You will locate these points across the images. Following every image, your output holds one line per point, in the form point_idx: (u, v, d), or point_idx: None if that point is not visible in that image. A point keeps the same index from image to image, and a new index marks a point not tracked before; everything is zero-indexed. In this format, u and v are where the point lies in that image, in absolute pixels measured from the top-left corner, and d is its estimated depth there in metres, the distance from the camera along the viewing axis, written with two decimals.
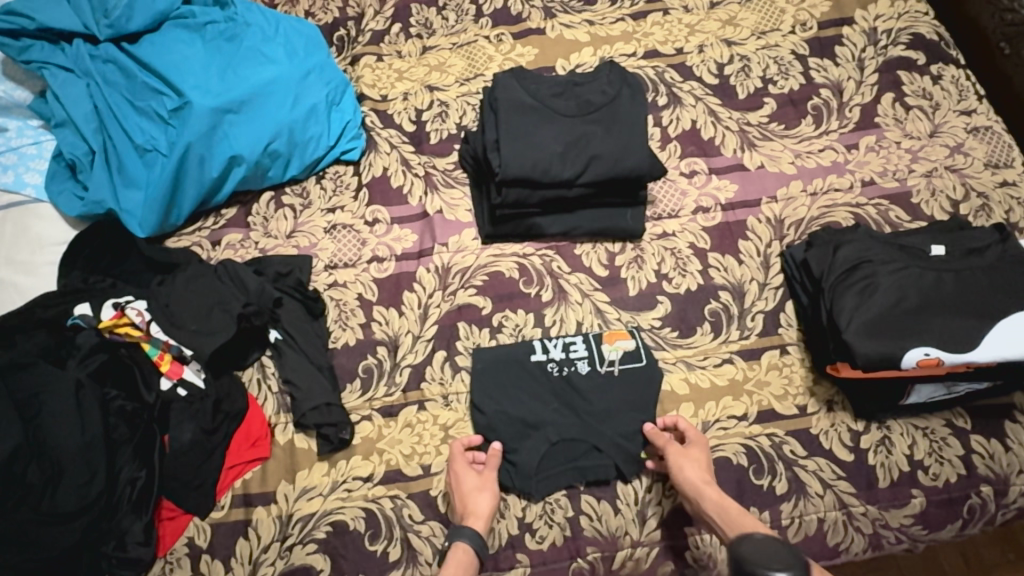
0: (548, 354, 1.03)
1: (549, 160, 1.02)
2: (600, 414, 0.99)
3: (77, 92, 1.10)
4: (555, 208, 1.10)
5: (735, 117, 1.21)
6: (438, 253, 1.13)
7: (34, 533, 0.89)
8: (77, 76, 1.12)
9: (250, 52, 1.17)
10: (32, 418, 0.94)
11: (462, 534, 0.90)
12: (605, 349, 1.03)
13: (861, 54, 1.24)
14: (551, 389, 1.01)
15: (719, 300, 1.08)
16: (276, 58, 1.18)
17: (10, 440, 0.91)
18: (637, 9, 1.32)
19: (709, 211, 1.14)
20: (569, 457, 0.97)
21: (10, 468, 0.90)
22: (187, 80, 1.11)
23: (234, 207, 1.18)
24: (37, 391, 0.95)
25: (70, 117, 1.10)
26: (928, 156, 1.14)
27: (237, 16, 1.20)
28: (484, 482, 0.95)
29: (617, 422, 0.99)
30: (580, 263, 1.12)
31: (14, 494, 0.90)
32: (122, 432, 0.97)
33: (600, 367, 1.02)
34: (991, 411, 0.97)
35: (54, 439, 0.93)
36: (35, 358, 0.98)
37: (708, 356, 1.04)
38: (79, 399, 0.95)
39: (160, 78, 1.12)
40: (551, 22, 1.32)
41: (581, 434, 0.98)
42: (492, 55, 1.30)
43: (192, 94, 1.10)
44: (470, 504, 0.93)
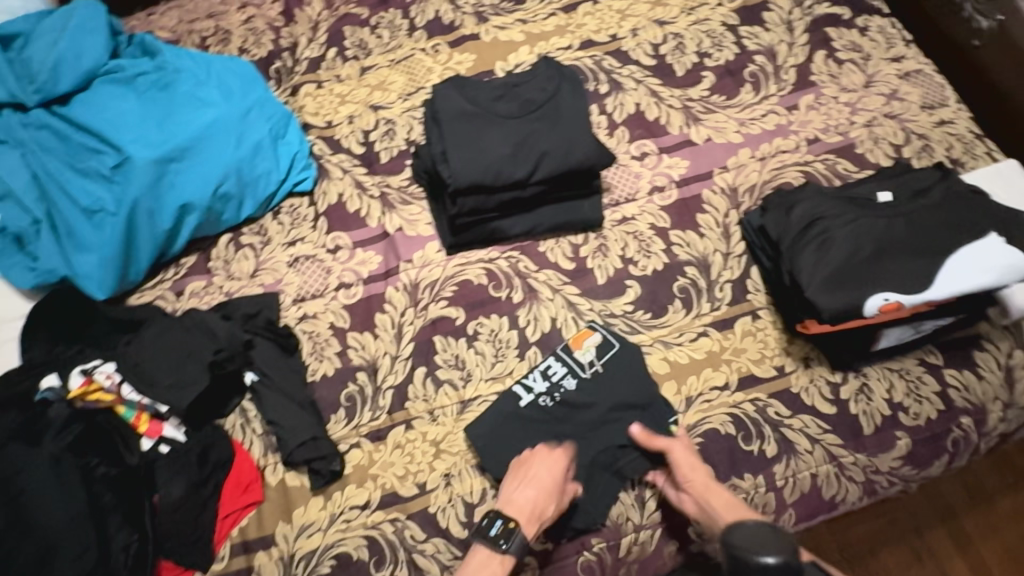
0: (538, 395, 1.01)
1: (499, 164, 1.02)
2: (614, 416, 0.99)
3: (14, 162, 1.08)
4: (513, 209, 1.11)
5: (676, 95, 1.23)
6: (404, 271, 1.14)
7: None
8: (11, 147, 1.10)
9: (186, 98, 1.16)
10: (16, 496, 0.92)
11: (513, 541, 0.89)
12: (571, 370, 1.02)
13: (789, 16, 1.26)
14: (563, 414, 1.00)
15: (686, 276, 1.09)
16: (212, 99, 1.17)
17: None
18: (566, 2, 1.33)
19: (665, 189, 1.16)
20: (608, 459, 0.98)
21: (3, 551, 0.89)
22: (126, 136, 1.09)
23: (193, 255, 1.17)
24: (16, 470, 0.93)
25: (9, 189, 1.08)
26: (866, 106, 1.17)
27: (167, 63, 1.18)
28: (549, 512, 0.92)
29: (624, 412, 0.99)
30: (546, 260, 1.12)
31: None
32: (108, 496, 0.95)
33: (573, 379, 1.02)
34: (960, 344, 1.00)
35: (41, 515, 0.91)
36: (7, 437, 0.95)
37: (683, 333, 1.05)
38: (62, 473, 0.94)
39: (97, 137, 1.10)
40: (484, 26, 1.32)
41: (602, 442, 0.98)
42: (431, 67, 1.30)
43: (131, 148, 1.08)
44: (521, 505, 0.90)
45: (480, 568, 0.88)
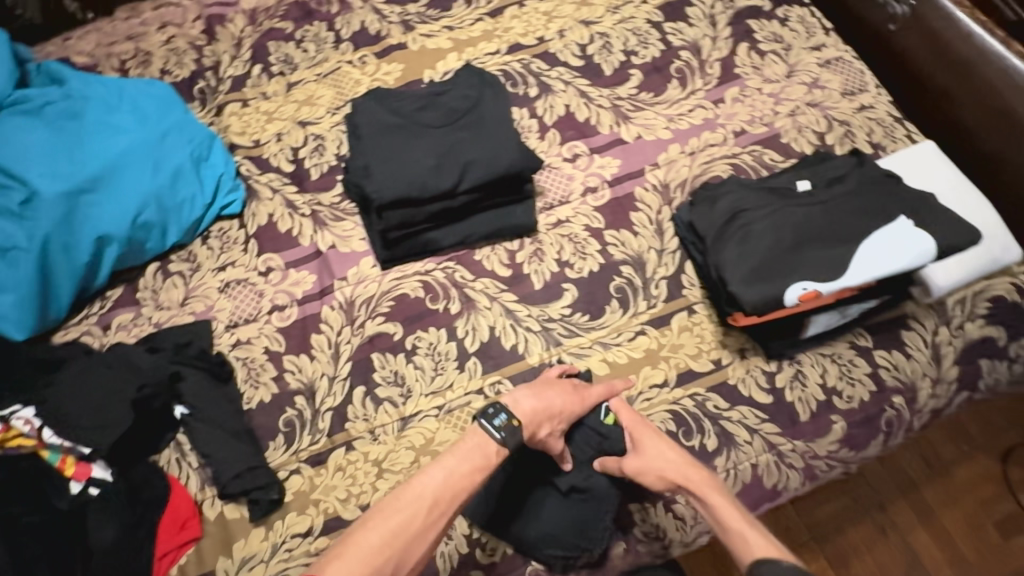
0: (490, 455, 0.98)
1: (423, 175, 1.00)
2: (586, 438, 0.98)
3: None
4: (445, 220, 1.09)
5: (605, 95, 1.23)
6: (339, 289, 1.11)
7: None
8: None
9: (97, 126, 1.12)
10: None
11: (511, 439, 0.89)
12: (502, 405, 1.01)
13: (711, 10, 1.27)
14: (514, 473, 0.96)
15: (622, 275, 1.09)
16: (126, 125, 1.13)
17: None
18: (492, 6, 1.32)
19: (597, 190, 1.16)
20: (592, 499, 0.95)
21: None
22: (33, 169, 1.05)
23: (120, 286, 1.13)
24: None
25: None
26: (789, 96, 1.18)
27: (75, 91, 1.14)
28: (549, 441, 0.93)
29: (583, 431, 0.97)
30: (482, 268, 1.11)
31: None
32: (32, 547, 0.90)
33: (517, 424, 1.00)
34: (888, 325, 1.02)
35: None
36: None
37: (621, 333, 1.05)
38: None
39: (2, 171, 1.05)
40: (411, 35, 1.31)
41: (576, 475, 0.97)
42: (359, 79, 1.28)
43: (39, 182, 1.04)
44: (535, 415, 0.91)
45: (476, 449, 0.88)
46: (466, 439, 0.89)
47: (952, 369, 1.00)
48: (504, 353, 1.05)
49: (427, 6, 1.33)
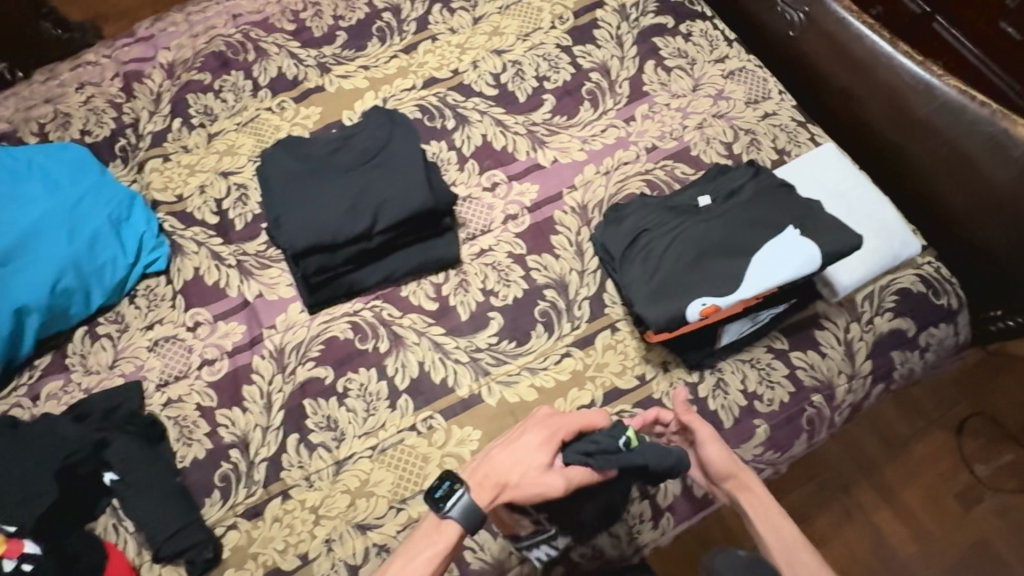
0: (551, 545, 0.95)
1: (336, 221, 1.01)
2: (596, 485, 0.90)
3: None
4: (367, 259, 1.10)
5: (520, 121, 1.25)
6: (269, 337, 1.12)
7: None
8: None
9: (6, 198, 1.13)
10: None
11: (459, 508, 0.83)
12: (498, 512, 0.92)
13: (617, 31, 1.31)
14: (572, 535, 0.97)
15: (546, 299, 1.11)
16: (37, 195, 1.14)
17: None
18: (406, 42, 1.34)
19: (518, 216, 1.18)
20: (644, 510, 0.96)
21: None
22: None
23: (47, 354, 1.12)
24: None
25: None
26: (696, 109, 1.22)
27: None
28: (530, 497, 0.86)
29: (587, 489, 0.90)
30: (409, 304, 1.13)
31: None
32: None
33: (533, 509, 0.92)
34: (802, 326, 1.05)
35: None
36: None
37: (547, 357, 1.07)
38: None
39: None
40: (328, 77, 1.32)
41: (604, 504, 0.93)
42: (279, 125, 1.29)
43: None
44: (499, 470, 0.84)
45: (429, 537, 0.84)
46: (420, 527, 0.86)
47: (865, 364, 1.04)
48: (435, 387, 1.07)
49: (342, 47, 1.35)
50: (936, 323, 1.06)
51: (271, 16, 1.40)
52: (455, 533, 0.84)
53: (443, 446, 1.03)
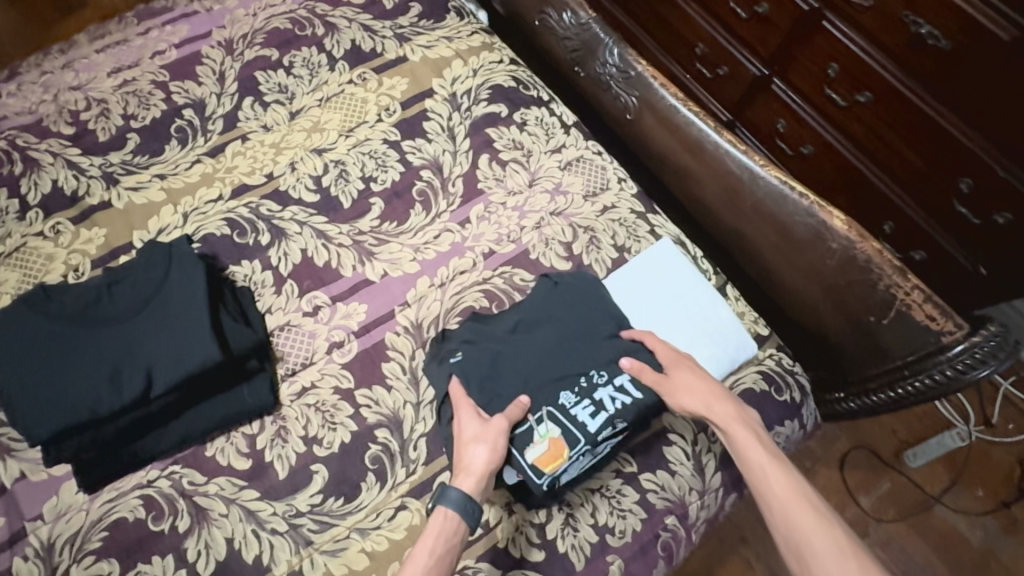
0: (603, 387, 0.97)
1: (96, 394, 0.87)
2: (507, 366, 0.99)
3: None
4: (148, 424, 0.94)
5: (345, 231, 1.13)
6: (34, 531, 0.91)
7: None
8: None
9: None
10: None
11: (449, 494, 0.87)
12: (533, 456, 0.92)
13: (449, 123, 1.23)
14: (608, 366, 0.99)
15: (377, 442, 0.99)
16: None
17: None
18: (212, 144, 1.19)
19: (344, 344, 1.05)
20: (583, 307, 1.04)
21: None
22: None
23: None
24: None
25: None
26: (533, 207, 1.15)
27: None
28: (482, 425, 0.92)
29: (502, 376, 0.98)
30: (215, 466, 0.96)
31: None
32: None
33: (536, 416, 0.95)
34: (648, 444, 1.00)
35: None
36: None
37: (380, 513, 0.95)
38: None
39: None
40: (116, 190, 1.14)
41: (575, 359, 0.99)
42: (52, 253, 1.09)
43: None
44: (462, 455, 0.90)
45: (443, 523, 0.86)
46: (434, 523, 0.86)
47: (715, 476, 1.00)
48: (247, 568, 0.91)
49: (133, 152, 1.17)
50: (781, 421, 1.05)
51: (45, 117, 1.20)
52: (456, 521, 0.86)
53: None
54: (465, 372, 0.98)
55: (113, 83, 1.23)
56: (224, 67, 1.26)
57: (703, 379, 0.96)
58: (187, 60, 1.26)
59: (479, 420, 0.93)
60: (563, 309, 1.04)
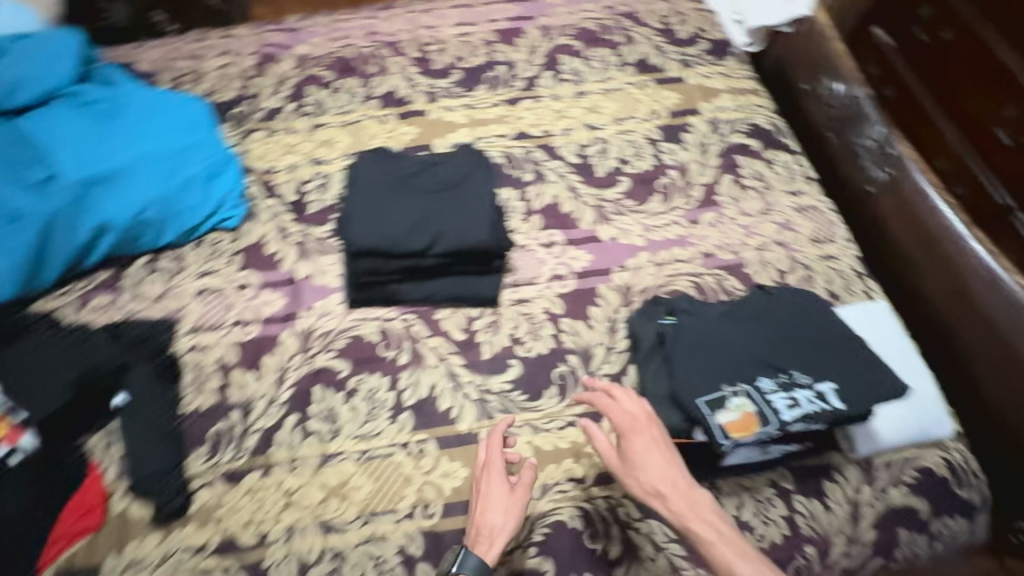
0: (804, 388, 0.98)
1: (401, 234, 1.11)
2: (710, 338, 1.06)
3: None
4: (414, 275, 1.17)
5: (592, 194, 1.32)
6: (303, 317, 1.18)
7: None
8: None
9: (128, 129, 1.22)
10: None
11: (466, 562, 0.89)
12: (723, 420, 0.95)
13: (705, 140, 1.39)
14: (811, 371, 1.01)
15: (567, 363, 1.13)
16: (152, 133, 1.23)
17: None
18: (511, 95, 1.46)
19: (564, 278, 1.23)
20: (796, 315, 1.08)
21: None
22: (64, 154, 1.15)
23: (108, 271, 1.20)
24: None
25: None
26: (760, 231, 1.26)
27: (122, 96, 1.26)
28: (510, 490, 0.98)
29: (705, 345, 1.05)
30: (439, 327, 1.17)
31: None
32: None
33: (732, 389, 0.98)
34: (811, 471, 1.03)
35: None
36: None
37: (553, 420, 1.08)
38: None
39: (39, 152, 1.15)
40: (433, 105, 1.44)
41: (778, 354, 1.03)
42: (376, 133, 1.41)
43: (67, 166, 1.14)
44: (484, 519, 0.94)
45: None
46: None
47: (869, 531, 1.00)
48: (438, 413, 1.08)
49: (453, 83, 1.48)
50: (951, 513, 1.02)
51: (401, 41, 1.56)
52: None
53: (428, 473, 1.03)
54: (675, 334, 1.09)
55: (455, 31, 1.57)
56: (537, 44, 1.55)
57: (662, 461, 0.93)
58: (512, 30, 1.57)
59: (508, 490, 0.97)
60: (776, 312, 1.09)
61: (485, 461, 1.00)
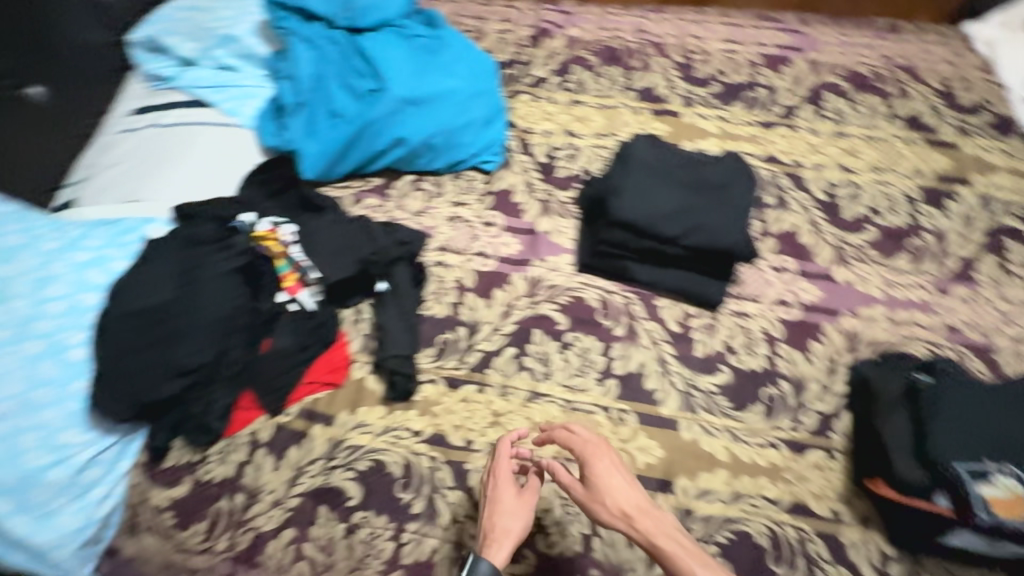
0: None
1: (660, 218, 1.16)
2: (978, 406, 0.98)
3: (307, 57, 1.34)
4: (650, 258, 1.22)
5: (835, 233, 1.29)
6: (534, 265, 1.27)
7: (147, 370, 1.00)
8: (310, 47, 1.35)
9: (441, 65, 1.35)
10: (187, 282, 1.06)
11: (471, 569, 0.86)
12: (987, 493, 0.90)
13: (970, 213, 1.31)
14: None
15: (778, 387, 1.12)
16: (456, 74, 1.35)
17: (165, 293, 1.03)
18: (767, 119, 1.47)
19: (790, 305, 1.21)
20: None
21: (163, 320, 1.02)
22: (388, 71, 1.30)
23: (381, 179, 1.39)
24: (194, 263, 1.08)
25: (295, 74, 1.33)
26: (1018, 322, 1.18)
27: (441, 36, 1.40)
28: (518, 497, 0.95)
29: (972, 411, 0.97)
30: (657, 313, 1.21)
31: (151, 337, 1.00)
32: (245, 317, 1.09)
33: (997, 466, 0.92)
34: None
35: (205, 305, 1.05)
36: (208, 238, 1.12)
37: (754, 435, 1.08)
38: (227, 281, 1.09)
39: (369, 66, 1.32)
40: (688, 109, 1.49)
41: None
42: (629, 122, 1.48)
43: (388, 83, 1.29)
44: (500, 525, 0.92)
45: None
46: None
47: None
48: (642, 390, 1.13)
49: (712, 94, 1.52)
50: None
51: (668, 44, 1.62)
52: None
53: (624, 441, 1.07)
54: (937, 390, 1.00)
55: (722, 45, 1.60)
56: (804, 75, 1.54)
57: (625, 483, 0.89)
58: (779, 57, 1.58)
59: (515, 494, 0.95)
60: None
61: (492, 471, 0.99)
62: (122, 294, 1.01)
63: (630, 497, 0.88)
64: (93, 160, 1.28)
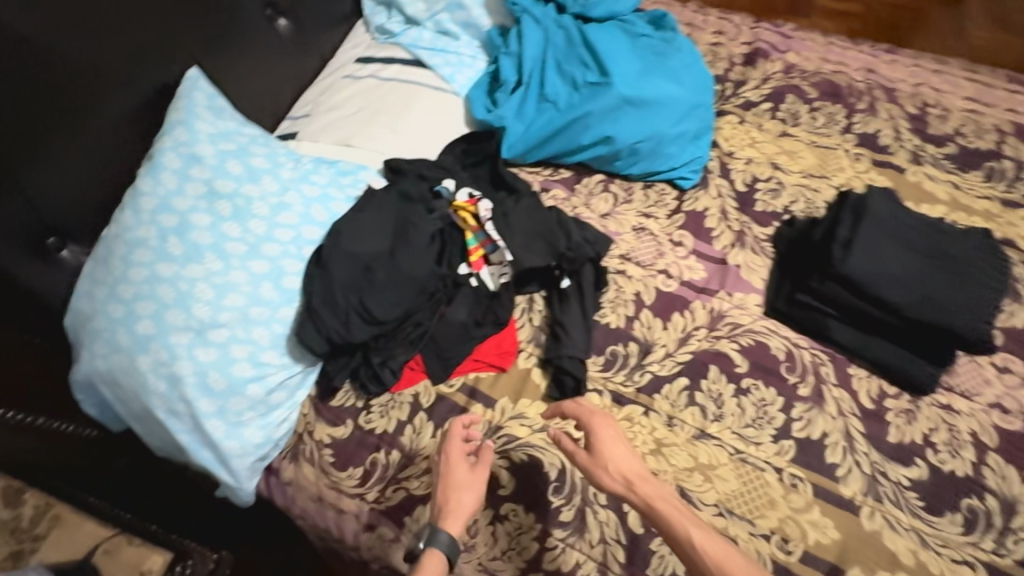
0: None
1: (891, 282, 1.05)
2: None
3: (535, 38, 1.32)
4: (858, 322, 1.11)
5: None
6: (719, 298, 1.20)
7: (351, 313, 1.02)
8: (539, 28, 1.34)
9: (669, 69, 1.30)
10: (400, 237, 1.08)
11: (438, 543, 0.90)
12: None
13: None
14: None
15: (983, 501, 1.00)
16: (683, 82, 1.29)
17: (381, 244, 1.06)
18: (1009, 197, 1.30)
19: (1010, 413, 1.07)
20: None
21: (373, 269, 1.04)
22: (615, 67, 1.26)
23: (570, 172, 1.36)
24: (409, 220, 1.10)
25: (519, 53, 1.32)
26: None
27: (671, 39, 1.34)
28: (468, 472, 0.97)
29: None
30: (849, 383, 1.11)
31: (361, 282, 1.03)
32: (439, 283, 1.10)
33: None
34: None
35: (411, 264, 1.07)
36: (420, 198, 1.15)
37: (947, 546, 0.97)
38: (432, 245, 1.11)
39: (594, 57, 1.28)
40: (914, 167, 1.35)
41: None
42: (845, 167, 1.36)
43: (614, 78, 1.25)
44: (453, 500, 0.94)
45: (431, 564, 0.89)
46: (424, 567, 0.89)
47: None
48: (823, 462, 1.03)
49: (945, 156, 1.36)
50: None
51: (900, 90, 1.47)
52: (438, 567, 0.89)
53: (795, 510, 0.99)
54: None
55: (965, 104, 1.43)
56: None
57: (628, 452, 0.94)
58: None
59: (467, 469, 0.97)
60: None
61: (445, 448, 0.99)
62: (341, 234, 1.04)
63: (631, 466, 0.92)
64: (316, 98, 1.34)
